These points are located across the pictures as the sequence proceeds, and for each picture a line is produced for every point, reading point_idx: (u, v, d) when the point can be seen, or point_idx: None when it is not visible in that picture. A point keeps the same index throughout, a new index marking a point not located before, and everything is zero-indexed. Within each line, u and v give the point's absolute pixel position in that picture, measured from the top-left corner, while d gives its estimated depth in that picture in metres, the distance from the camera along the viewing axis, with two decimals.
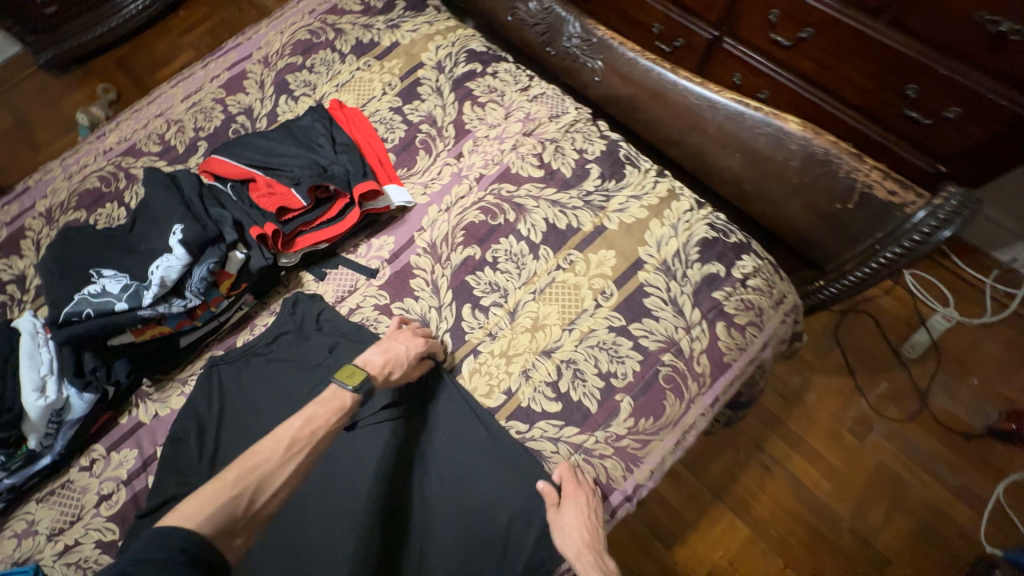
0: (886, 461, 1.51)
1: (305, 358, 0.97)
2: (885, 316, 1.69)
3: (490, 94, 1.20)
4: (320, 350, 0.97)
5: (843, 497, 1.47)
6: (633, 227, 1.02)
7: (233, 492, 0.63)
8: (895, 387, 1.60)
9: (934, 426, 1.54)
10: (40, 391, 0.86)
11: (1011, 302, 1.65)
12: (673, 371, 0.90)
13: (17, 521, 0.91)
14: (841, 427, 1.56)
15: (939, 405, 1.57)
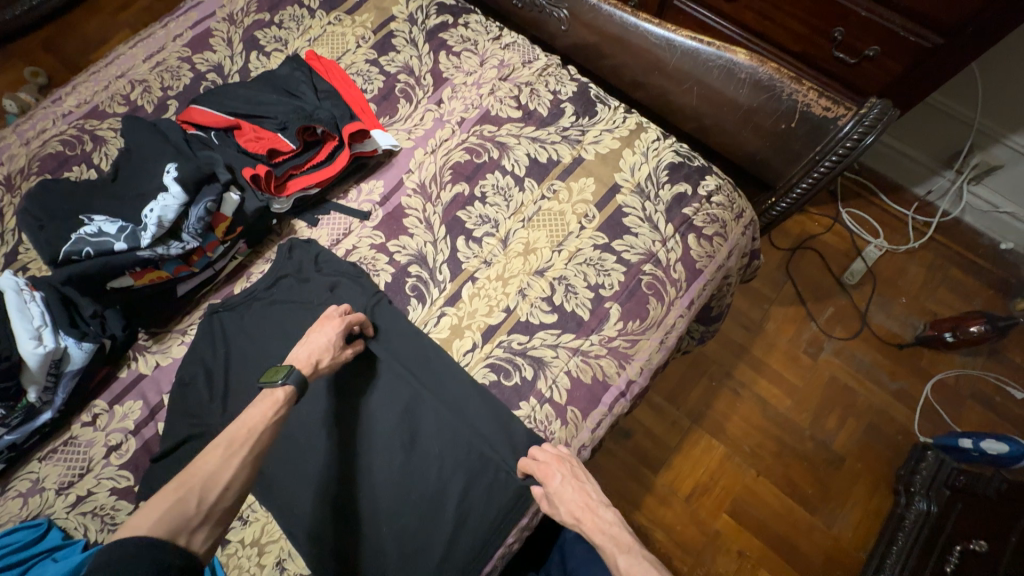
0: (836, 374, 1.71)
1: (306, 300, 1.00)
2: (828, 251, 1.88)
3: (463, 43, 1.25)
4: (320, 291, 1.01)
5: (803, 410, 1.66)
6: (608, 157, 1.11)
7: (177, 497, 0.62)
8: (839, 311, 1.80)
9: (873, 340, 1.75)
10: (38, 340, 0.85)
11: (928, 229, 1.87)
12: (654, 279, 1.01)
13: (21, 481, 0.89)
14: (797, 350, 1.74)
15: (878, 322, 1.78)
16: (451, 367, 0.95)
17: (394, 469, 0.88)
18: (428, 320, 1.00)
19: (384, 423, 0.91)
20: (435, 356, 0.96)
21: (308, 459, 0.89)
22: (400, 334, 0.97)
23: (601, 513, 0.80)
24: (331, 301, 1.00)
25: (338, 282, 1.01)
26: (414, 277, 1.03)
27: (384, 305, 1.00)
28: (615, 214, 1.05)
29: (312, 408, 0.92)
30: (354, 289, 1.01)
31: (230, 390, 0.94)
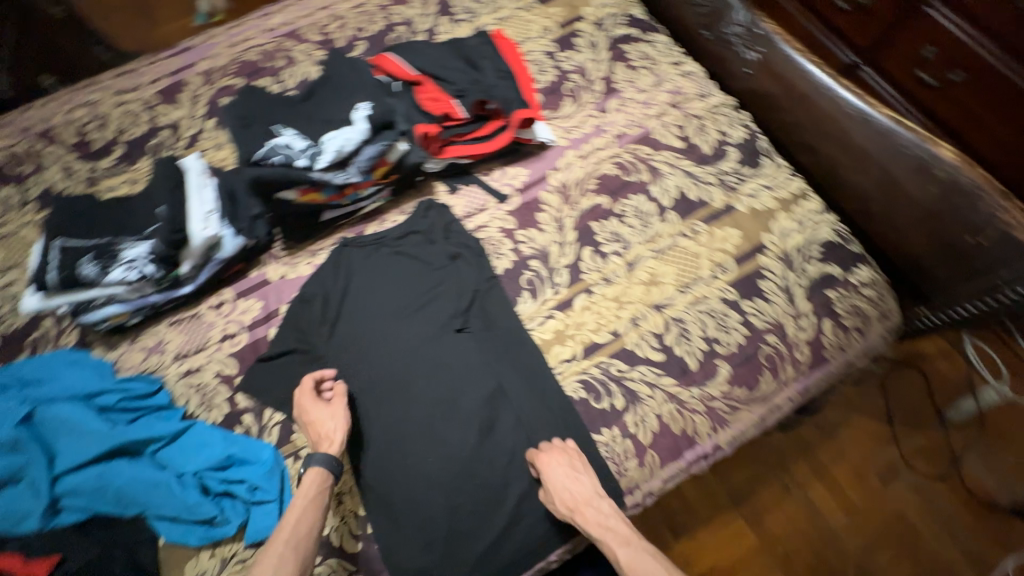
0: (907, 513, 1.41)
1: (426, 260, 1.04)
2: (935, 373, 1.56)
3: (643, 60, 1.24)
4: (441, 256, 1.04)
5: (860, 530, 1.40)
6: (761, 214, 1.05)
7: None
8: (931, 444, 1.48)
9: (966, 493, 1.43)
10: (206, 222, 0.94)
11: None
12: (775, 352, 0.95)
13: (148, 338, 0.99)
14: (869, 469, 1.47)
15: (972, 471, 1.45)
16: (539, 370, 0.94)
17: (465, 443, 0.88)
18: (534, 317, 0.99)
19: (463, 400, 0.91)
20: (527, 354, 0.95)
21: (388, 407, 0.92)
22: (505, 319, 0.98)
23: (613, 522, 0.80)
24: (448, 269, 1.03)
25: (461, 253, 1.04)
26: (531, 272, 1.03)
27: (496, 289, 1.01)
28: (752, 274, 1.00)
29: (405, 361, 0.95)
30: (474, 264, 1.03)
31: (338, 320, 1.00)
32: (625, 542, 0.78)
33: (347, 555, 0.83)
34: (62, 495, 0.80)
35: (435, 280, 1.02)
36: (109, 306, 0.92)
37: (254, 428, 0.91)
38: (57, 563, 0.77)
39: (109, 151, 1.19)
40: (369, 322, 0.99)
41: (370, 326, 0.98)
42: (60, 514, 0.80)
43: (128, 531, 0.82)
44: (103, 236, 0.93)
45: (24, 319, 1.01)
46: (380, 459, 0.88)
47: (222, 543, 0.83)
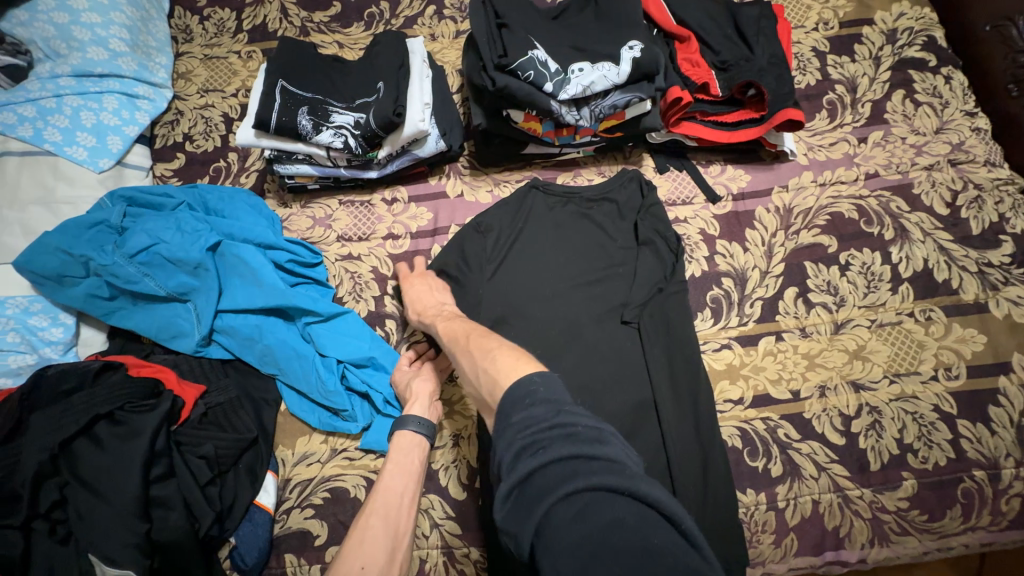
0: None
1: (609, 235, 0.94)
2: None
3: (931, 96, 1.02)
4: (627, 237, 0.94)
5: None
6: (1020, 328, 0.86)
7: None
8: None
9: None
10: (422, 113, 0.86)
11: None
12: (976, 491, 0.80)
13: (318, 209, 0.96)
14: None
15: None
16: (703, 401, 0.82)
17: None
18: (709, 340, 0.89)
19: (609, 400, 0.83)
20: (695, 379, 0.83)
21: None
22: (679, 330, 0.86)
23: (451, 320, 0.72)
24: (631, 254, 0.92)
25: (654, 241, 0.92)
26: (720, 290, 0.91)
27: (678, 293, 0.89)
28: (983, 393, 0.83)
29: (560, 331, 0.87)
30: (664, 256, 0.91)
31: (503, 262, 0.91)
32: (460, 334, 0.68)
33: (450, 498, 0.80)
34: (217, 330, 0.81)
35: (615, 260, 0.92)
36: (303, 165, 0.89)
37: (395, 336, 0.89)
38: (201, 393, 0.78)
39: (327, 6, 1.13)
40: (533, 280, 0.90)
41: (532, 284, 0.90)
42: (210, 346, 0.81)
43: (260, 387, 0.82)
44: (316, 92, 0.88)
45: (216, 147, 1.01)
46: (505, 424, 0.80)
47: (336, 434, 0.82)
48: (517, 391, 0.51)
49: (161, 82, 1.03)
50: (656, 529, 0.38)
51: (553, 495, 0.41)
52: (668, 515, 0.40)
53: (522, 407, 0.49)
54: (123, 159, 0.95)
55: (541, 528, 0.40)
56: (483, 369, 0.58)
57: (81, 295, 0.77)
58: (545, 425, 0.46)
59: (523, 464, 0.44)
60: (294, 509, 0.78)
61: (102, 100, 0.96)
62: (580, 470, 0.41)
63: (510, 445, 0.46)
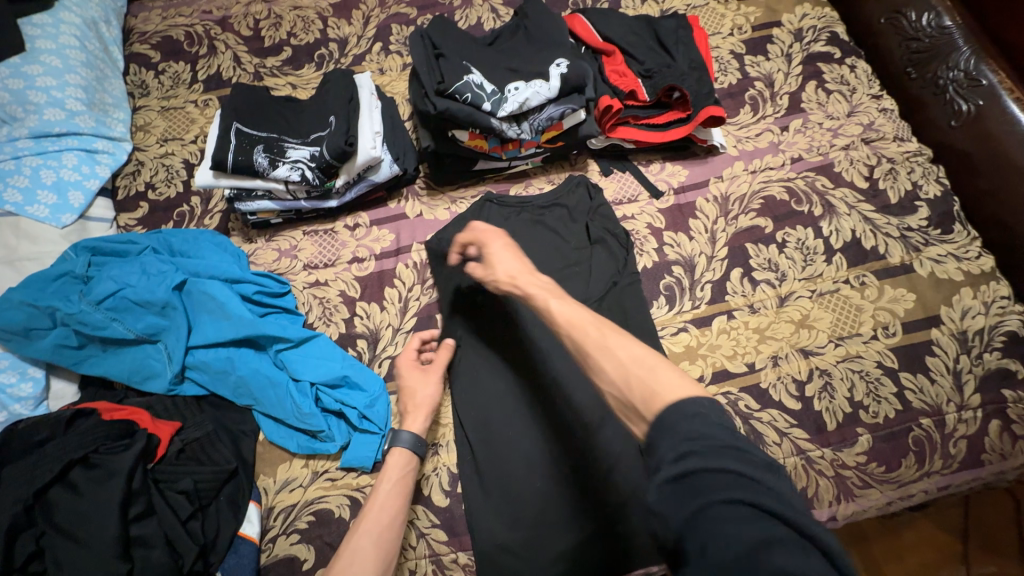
0: None
1: (563, 237, 0.99)
2: None
3: (840, 84, 1.12)
4: (580, 238, 0.99)
5: None
6: (943, 283, 0.94)
7: None
8: None
9: None
10: (373, 141, 0.92)
11: None
12: (926, 437, 0.85)
13: (283, 241, 1.00)
14: None
15: None
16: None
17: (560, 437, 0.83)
18: (666, 325, 0.94)
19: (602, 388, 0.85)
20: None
21: (526, 373, 0.87)
22: (635, 321, 0.91)
23: (569, 304, 0.66)
24: (586, 253, 0.98)
25: (605, 240, 0.98)
26: (672, 278, 0.97)
27: (632, 285, 0.94)
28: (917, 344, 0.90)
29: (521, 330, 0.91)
30: (615, 253, 0.97)
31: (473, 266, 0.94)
32: (590, 324, 0.63)
33: (434, 506, 0.82)
34: (189, 367, 0.82)
35: (571, 261, 0.97)
36: (264, 201, 0.93)
37: (367, 354, 0.91)
38: (176, 430, 0.78)
39: (278, 51, 1.20)
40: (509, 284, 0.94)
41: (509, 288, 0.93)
42: (184, 384, 0.83)
43: (237, 418, 0.84)
44: (271, 131, 0.93)
45: (178, 192, 1.04)
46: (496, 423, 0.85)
47: (316, 457, 0.84)
48: (677, 405, 0.51)
49: (120, 136, 1.07)
50: (813, 557, 0.41)
51: (717, 498, 0.44)
52: (826, 551, 0.42)
53: (686, 418, 0.49)
54: (86, 213, 0.97)
55: (695, 521, 0.44)
56: (637, 376, 0.56)
57: (49, 347, 0.79)
58: (719, 442, 0.47)
59: (686, 466, 0.46)
60: (279, 536, 0.78)
61: (62, 158, 0.99)
62: (748, 491, 0.44)
63: (672, 446, 0.48)
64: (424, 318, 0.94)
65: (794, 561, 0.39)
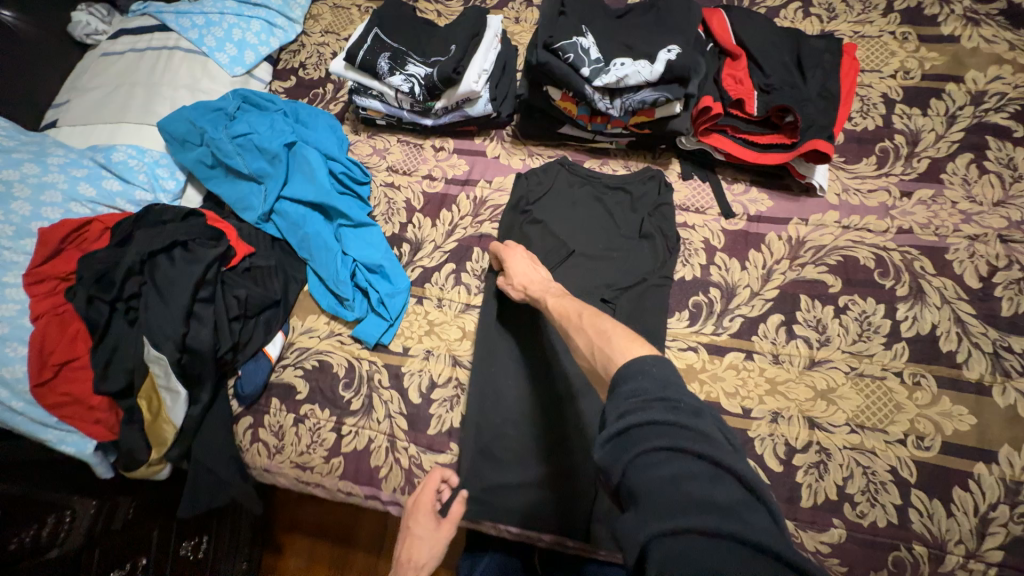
0: None
1: (617, 222, 1.00)
2: None
3: (1005, 166, 0.95)
4: (632, 229, 1.00)
5: None
6: (1021, 423, 0.79)
7: None
8: None
9: None
10: (477, 77, 1.00)
11: None
12: (911, 565, 0.76)
13: (379, 141, 1.15)
14: None
15: None
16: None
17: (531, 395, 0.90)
18: (677, 339, 0.92)
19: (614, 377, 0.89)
20: None
21: (533, 333, 0.94)
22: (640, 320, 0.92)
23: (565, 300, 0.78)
24: (631, 244, 0.98)
25: (652, 237, 0.98)
26: (704, 298, 0.94)
27: (656, 286, 0.94)
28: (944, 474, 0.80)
29: None
30: (657, 252, 0.96)
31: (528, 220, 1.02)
32: (575, 312, 0.73)
33: (407, 398, 0.93)
34: (275, 211, 1.01)
35: (614, 245, 0.99)
36: (374, 101, 1.07)
37: (406, 257, 1.04)
38: (249, 253, 0.98)
39: None
40: (552, 240, 0.98)
41: (551, 242, 0.98)
42: (267, 223, 1.02)
43: (293, 265, 1.02)
44: (402, 44, 1.05)
45: (320, 77, 1.24)
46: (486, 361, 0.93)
47: (338, 319, 1.00)
48: (628, 364, 0.58)
49: (296, 18, 1.28)
50: (727, 485, 0.46)
51: (645, 448, 0.48)
52: (744, 478, 0.47)
53: (630, 380, 0.55)
54: (252, 71, 1.21)
55: (629, 468, 0.48)
56: (597, 345, 0.65)
57: (193, 159, 1.02)
58: (651, 395, 0.52)
59: (624, 421, 0.51)
60: (289, 366, 0.97)
61: (250, 23, 1.23)
62: (673, 435, 0.49)
63: (615, 404, 0.54)
64: (462, 246, 1.04)
65: (707, 491, 0.44)
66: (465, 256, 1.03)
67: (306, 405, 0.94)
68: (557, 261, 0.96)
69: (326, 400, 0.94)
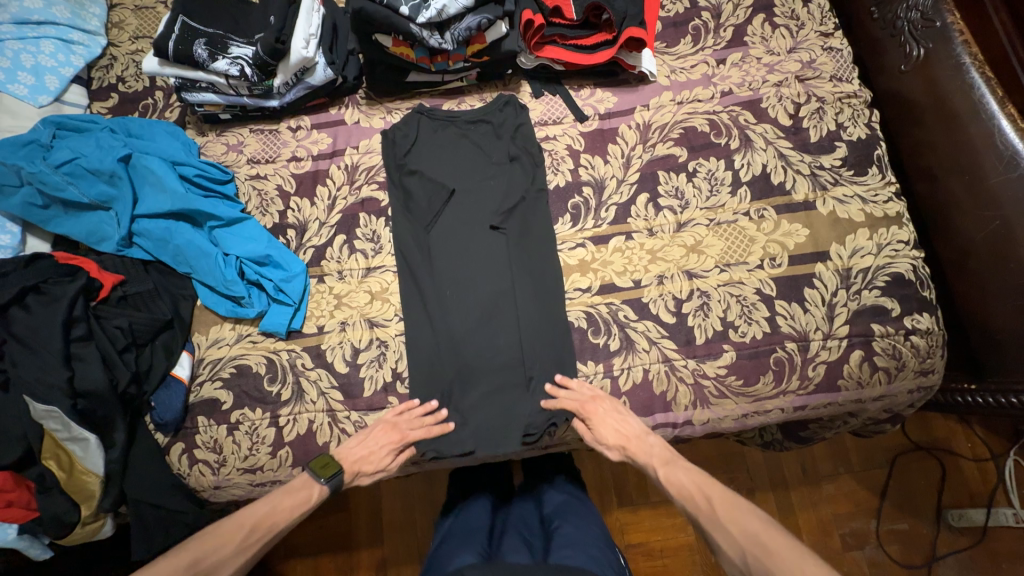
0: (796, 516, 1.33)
1: (486, 153, 1.05)
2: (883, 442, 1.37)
3: (790, 19, 1.10)
4: (501, 154, 1.04)
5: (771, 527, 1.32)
6: (841, 223, 0.96)
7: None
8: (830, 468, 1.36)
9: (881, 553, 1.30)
10: (305, 44, 0.98)
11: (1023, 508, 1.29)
12: (787, 360, 0.92)
13: (230, 137, 1.09)
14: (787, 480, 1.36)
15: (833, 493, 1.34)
16: (546, 289, 0.97)
17: (449, 327, 0.95)
18: (566, 241, 1.00)
19: (513, 294, 0.96)
20: (543, 272, 0.98)
21: (436, 273, 0.98)
22: (526, 235, 1.00)
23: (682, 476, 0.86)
24: (505, 171, 1.03)
25: (520, 159, 1.04)
26: (580, 198, 1.02)
27: (535, 202, 1.02)
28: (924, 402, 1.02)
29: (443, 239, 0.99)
30: (529, 173, 1.03)
31: (405, 171, 1.04)
32: (704, 500, 0.82)
33: (334, 371, 0.95)
34: (136, 234, 0.95)
35: (490, 176, 1.03)
36: (208, 93, 1.02)
37: (294, 243, 1.02)
38: (120, 281, 0.93)
39: None
40: (432, 186, 1.02)
41: (431, 188, 1.02)
42: (132, 248, 0.96)
43: (177, 284, 0.97)
44: (218, 28, 1.00)
45: (144, 86, 1.14)
46: (404, 309, 0.97)
47: (242, 322, 0.98)
48: None
49: (94, 29, 1.16)
50: None
51: None
52: None
53: None
54: (61, 97, 1.09)
55: None
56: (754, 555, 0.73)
57: (18, 203, 0.92)
58: None
59: None
60: (205, 381, 0.94)
61: (40, 44, 1.10)
62: None
63: None
64: (348, 216, 1.03)
65: None
66: (351, 225, 1.03)
67: (235, 412, 0.93)
68: (440, 205, 1.00)
69: (255, 400, 0.93)
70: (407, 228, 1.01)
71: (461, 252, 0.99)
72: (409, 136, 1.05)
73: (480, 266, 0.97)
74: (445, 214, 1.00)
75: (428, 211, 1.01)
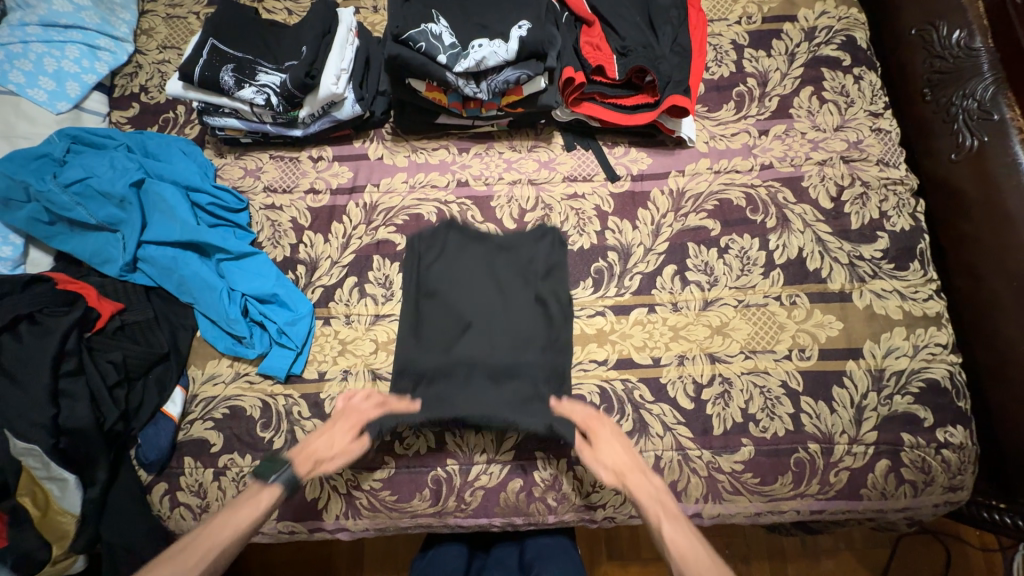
0: None
1: (511, 284, 0.97)
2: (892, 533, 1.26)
3: (839, 94, 1.05)
4: (529, 292, 0.96)
5: None
6: (878, 319, 0.92)
7: None
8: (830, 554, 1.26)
9: None
10: (336, 79, 0.95)
11: None
12: (808, 462, 0.86)
13: (249, 161, 1.06)
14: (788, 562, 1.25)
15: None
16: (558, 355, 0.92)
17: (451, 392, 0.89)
18: (585, 306, 0.95)
19: (540, 380, 0.90)
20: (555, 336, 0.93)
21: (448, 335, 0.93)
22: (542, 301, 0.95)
23: (677, 530, 0.75)
24: (529, 311, 0.95)
25: (547, 303, 0.95)
26: (604, 263, 0.98)
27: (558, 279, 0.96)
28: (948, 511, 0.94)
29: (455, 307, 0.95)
30: (558, 289, 0.96)
31: (423, 271, 0.98)
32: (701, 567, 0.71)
33: None
34: (141, 259, 0.92)
35: (512, 309, 0.95)
36: (230, 119, 0.99)
37: (303, 280, 0.98)
38: (119, 310, 0.90)
39: None
40: (447, 318, 0.95)
41: (447, 316, 0.95)
42: (135, 273, 0.93)
43: (178, 312, 0.94)
44: (248, 53, 0.97)
45: (167, 100, 1.11)
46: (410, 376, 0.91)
47: (241, 359, 0.94)
48: None
49: (123, 36, 1.13)
50: None
51: None
52: None
53: None
54: (81, 104, 1.06)
55: None
56: None
57: (24, 218, 0.89)
58: None
59: None
60: (196, 420, 0.90)
61: (65, 49, 1.07)
62: None
63: None
64: (361, 257, 0.99)
65: None
66: (364, 267, 0.99)
67: (224, 456, 0.88)
68: (455, 337, 0.93)
69: (246, 445, 0.88)
70: (420, 300, 0.96)
71: (473, 317, 0.94)
72: (429, 247, 0.99)
73: (492, 342, 0.92)
74: (461, 328, 0.94)
75: (442, 335, 0.93)
